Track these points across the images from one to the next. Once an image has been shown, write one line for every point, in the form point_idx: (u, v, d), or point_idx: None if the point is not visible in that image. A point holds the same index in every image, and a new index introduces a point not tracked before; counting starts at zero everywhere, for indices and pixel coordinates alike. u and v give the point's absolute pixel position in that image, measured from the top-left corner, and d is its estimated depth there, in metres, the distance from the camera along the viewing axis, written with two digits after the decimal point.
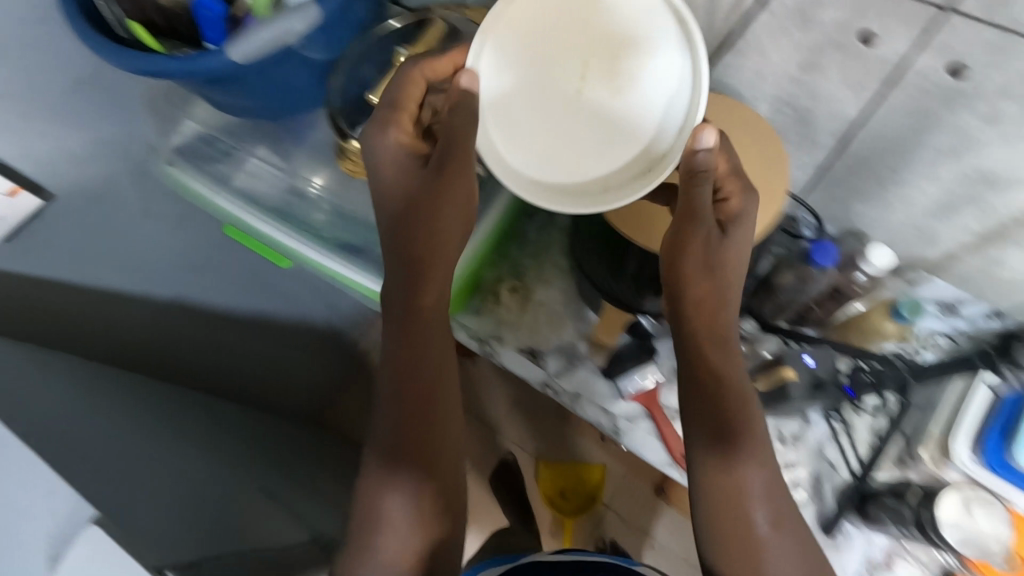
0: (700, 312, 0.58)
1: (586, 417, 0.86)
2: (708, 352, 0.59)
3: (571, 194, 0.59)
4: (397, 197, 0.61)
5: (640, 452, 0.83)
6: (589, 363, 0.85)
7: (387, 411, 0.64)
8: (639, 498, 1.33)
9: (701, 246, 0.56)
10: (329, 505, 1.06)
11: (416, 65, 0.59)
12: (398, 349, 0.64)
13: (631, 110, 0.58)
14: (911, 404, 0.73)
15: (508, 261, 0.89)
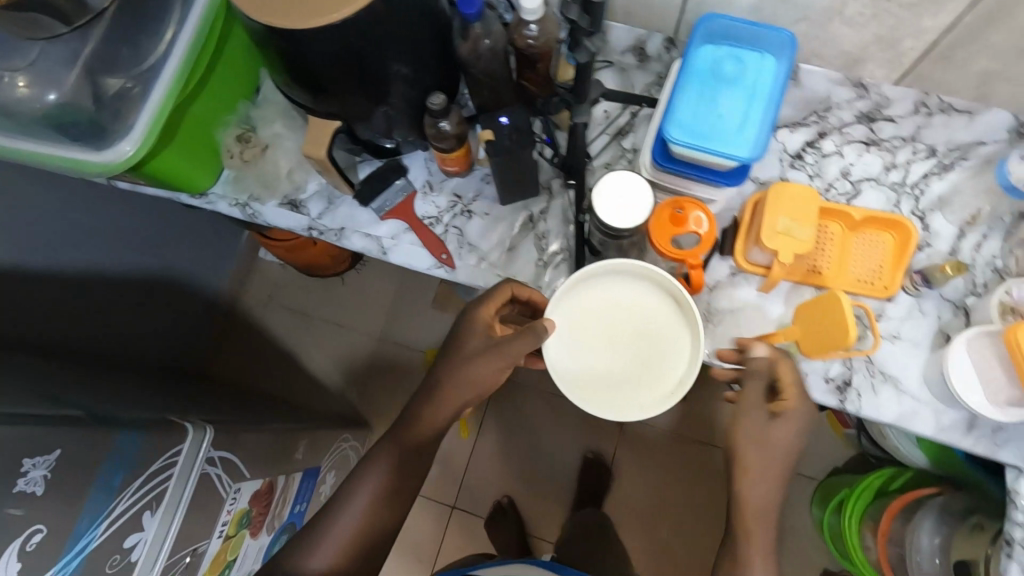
0: (748, 445, 0.71)
1: (354, 249, 0.88)
2: (746, 461, 0.72)
3: (592, 395, 0.71)
4: (462, 357, 0.77)
5: (408, 264, 0.86)
6: (345, 197, 0.88)
7: (377, 470, 0.81)
8: None
9: (750, 420, 0.71)
10: (191, 407, 1.10)
11: (508, 283, 0.76)
12: (410, 425, 0.82)
13: (664, 357, 0.72)
14: (617, 139, 0.83)
15: (240, 116, 0.88)
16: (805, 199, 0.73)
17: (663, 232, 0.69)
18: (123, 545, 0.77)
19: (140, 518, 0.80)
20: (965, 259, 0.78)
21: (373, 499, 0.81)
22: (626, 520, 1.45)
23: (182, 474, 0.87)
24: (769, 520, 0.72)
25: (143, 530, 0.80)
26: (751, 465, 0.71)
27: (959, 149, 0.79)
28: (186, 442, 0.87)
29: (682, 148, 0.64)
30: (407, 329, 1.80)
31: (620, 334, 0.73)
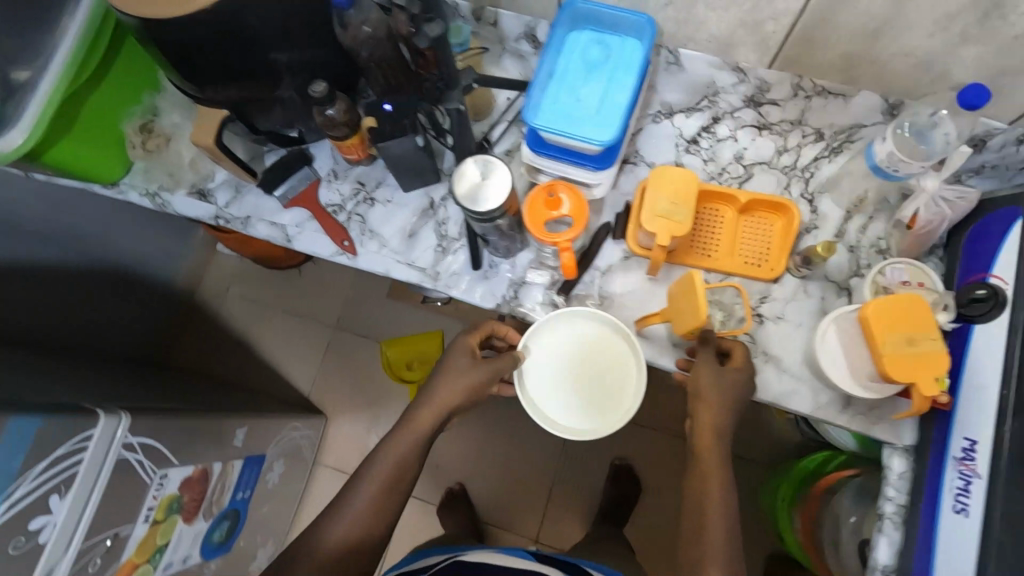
0: (703, 408, 0.72)
1: (260, 237, 0.89)
2: (702, 418, 0.72)
3: (563, 418, 0.78)
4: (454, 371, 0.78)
5: (312, 251, 0.87)
6: (251, 186, 0.90)
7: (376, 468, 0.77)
8: None
9: (709, 377, 0.71)
10: (128, 392, 1.11)
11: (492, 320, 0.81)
12: (409, 427, 0.78)
13: (621, 383, 0.78)
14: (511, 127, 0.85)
15: (146, 107, 0.89)
16: (681, 182, 0.75)
17: (537, 215, 0.69)
18: (28, 527, 0.77)
19: (46, 503, 0.79)
20: (851, 240, 0.79)
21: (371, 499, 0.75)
22: (571, 507, 1.45)
23: (94, 461, 0.86)
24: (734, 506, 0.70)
25: (49, 513, 0.80)
26: (706, 436, 0.72)
27: (844, 131, 0.80)
28: (97, 429, 0.86)
29: (541, 132, 0.65)
30: (362, 321, 1.78)
31: (585, 363, 0.79)
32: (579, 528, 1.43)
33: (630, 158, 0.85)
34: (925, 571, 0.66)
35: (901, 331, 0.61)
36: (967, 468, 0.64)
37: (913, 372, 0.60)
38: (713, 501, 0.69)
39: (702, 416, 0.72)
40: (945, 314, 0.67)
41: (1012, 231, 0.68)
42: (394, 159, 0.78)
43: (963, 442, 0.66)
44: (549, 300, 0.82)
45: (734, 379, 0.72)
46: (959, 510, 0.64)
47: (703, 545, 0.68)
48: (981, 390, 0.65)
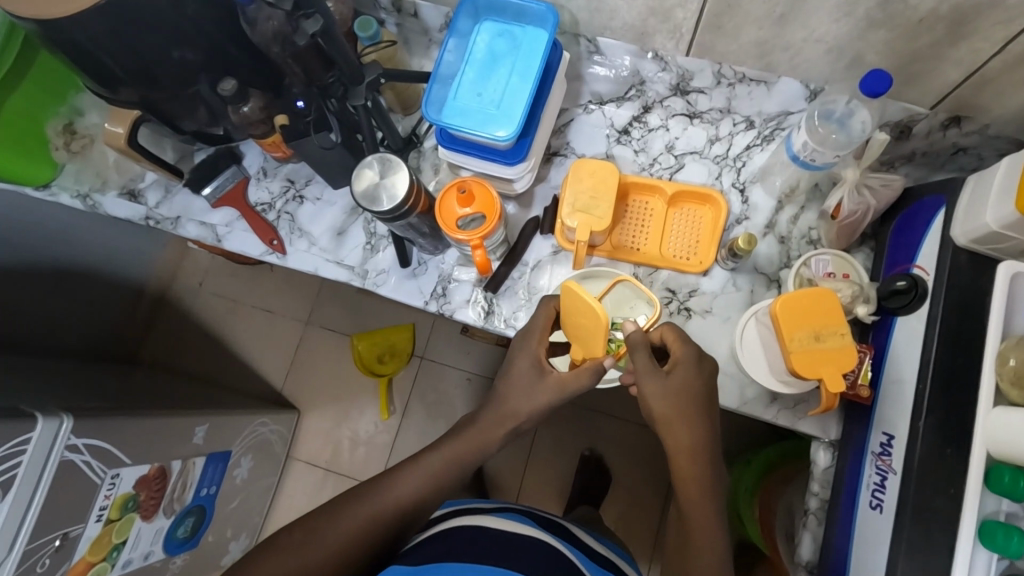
0: (670, 425, 0.64)
1: (191, 238, 0.89)
2: (667, 430, 0.65)
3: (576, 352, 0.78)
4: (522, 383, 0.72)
5: (241, 251, 0.86)
6: (180, 187, 0.89)
7: (417, 464, 0.72)
8: (447, 341, 1.64)
9: (653, 389, 0.64)
10: (84, 393, 1.10)
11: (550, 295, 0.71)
12: (477, 429, 0.74)
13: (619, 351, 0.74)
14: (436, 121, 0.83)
15: (68, 105, 0.88)
16: (599, 174, 0.74)
17: (447, 216, 0.69)
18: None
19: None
20: (782, 231, 0.78)
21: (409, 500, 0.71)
22: (547, 497, 1.41)
23: (36, 461, 0.84)
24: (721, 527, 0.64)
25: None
26: (683, 451, 0.65)
27: (774, 119, 0.77)
28: (38, 430, 0.84)
29: (442, 127, 0.65)
30: (332, 314, 1.69)
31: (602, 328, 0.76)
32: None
33: (560, 150, 0.83)
34: (845, 564, 0.66)
35: (807, 328, 0.60)
36: (884, 463, 0.63)
37: (819, 368, 0.59)
38: (694, 522, 0.64)
39: (673, 434, 0.65)
40: (864, 306, 0.68)
41: (936, 220, 0.65)
42: (311, 158, 0.76)
43: (881, 437, 0.64)
44: (476, 298, 0.80)
45: (686, 384, 0.64)
46: (875, 506, 0.63)
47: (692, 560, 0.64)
48: (898, 383, 0.64)
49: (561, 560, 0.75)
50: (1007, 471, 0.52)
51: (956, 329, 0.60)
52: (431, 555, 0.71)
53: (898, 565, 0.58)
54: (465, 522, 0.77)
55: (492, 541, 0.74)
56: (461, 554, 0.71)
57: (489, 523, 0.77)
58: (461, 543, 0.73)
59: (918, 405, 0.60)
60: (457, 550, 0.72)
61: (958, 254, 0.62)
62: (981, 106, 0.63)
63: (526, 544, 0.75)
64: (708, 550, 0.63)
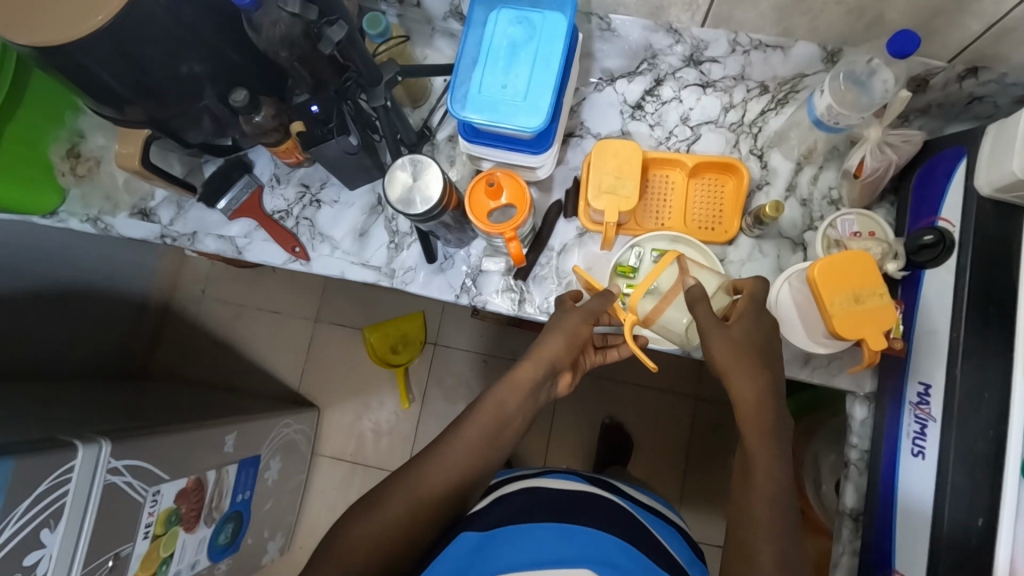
0: (733, 372, 0.64)
1: (210, 252, 0.88)
2: (731, 379, 0.64)
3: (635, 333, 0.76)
4: (542, 359, 0.74)
5: (264, 260, 0.85)
6: (193, 202, 0.87)
7: (462, 427, 0.72)
8: (459, 324, 1.65)
9: (719, 340, 0.64)
10: (105, 410, 1.10)
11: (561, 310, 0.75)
12: (510, 384, 0.74)
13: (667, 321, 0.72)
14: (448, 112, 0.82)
15: (65, 128, 0.86)
16: (623, 153, 0.74)
17: (477, 205, 0.69)
18: (22, 563, 0.75)
19: (37, 538, 0.77)
20: (803, 193, 0.78)
21: (441, 488, 0.69)
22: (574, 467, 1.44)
23: (82, 488, 0.84)
24: (787, 490, 0.60)
25: (43, 547, 0.78)
26: (750, 400, 0.63)
27: (788, 83, 0.77)
28: (79, 457, 0.83)
29: (468, 121, 0.64)
30: (341, 308, 1.69)
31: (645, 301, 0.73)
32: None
33: (575, 130, 0.83)
34: (888, 506, 0.68)
35: (847, 290, 0.61)
36: (922, 412, 0.66)
37: (861, 328, 0.61)
38: (755, 483, 0.60)
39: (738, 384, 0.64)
40: (894, 263, 0.69)
41: (958, 170, 0.67)
42: (331, 163, 0.75)
43: (918, 387, 0.66)
44: (507, 287, 0.81)
45: (748, 341, 0.64)
46: (916, 453, 0.66)
47: (746, 512, 0.59)
48: (932, 334, 0.66)
49: (614, 511, 0.77)
50: None
51: (985, 277, 0.63)
52: (501, 517, 0.73)
53: (944, 506, 0.61)
54: (524, 486, 0.80)
55: (554, 506, 0.75)
56: (525, 519, 0.73)
57: (544, 484, 0.80)
58: (519, 504, 0.76)
59: (953, 354, 0.62)
60: (526, 512, 0.74)
61: (983, 204, 0.64)
62: (1000, 56, 0.63)
63: (581, 500, 0.78)
64: (767, 511, 0.59)
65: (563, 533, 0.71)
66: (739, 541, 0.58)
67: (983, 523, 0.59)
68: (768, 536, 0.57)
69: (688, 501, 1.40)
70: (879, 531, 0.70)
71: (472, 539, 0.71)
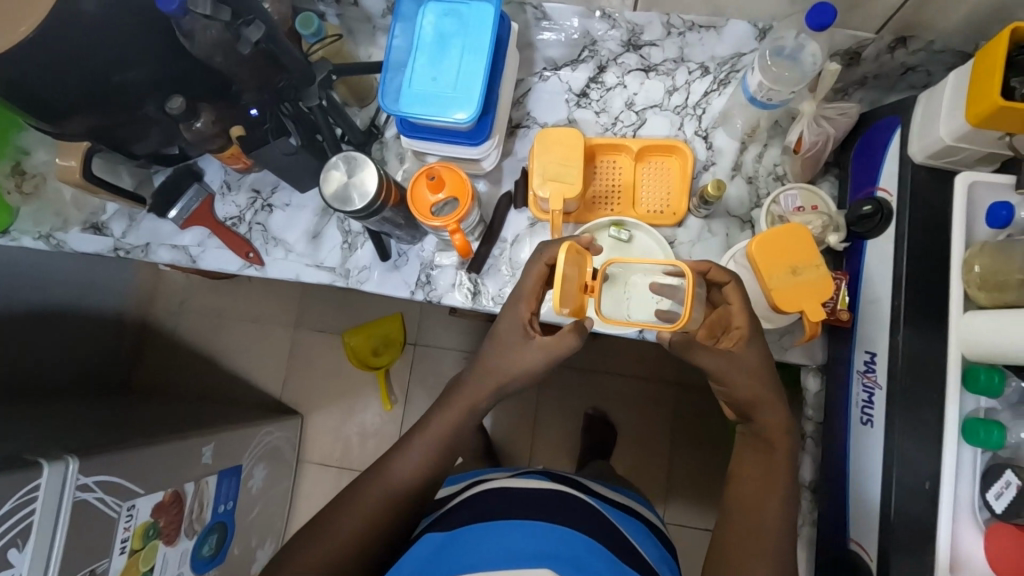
0: (760, 406, 0.63)
1: (166, 262, 0.88)
2: (765, 410, 0.64)
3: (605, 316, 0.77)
4: (491, 375, 0.71)
5: (219, 267, 0.85)
6: (145, 213, 0.87)
7: (418, 438, 0.71)
8: (438, 323, 1.65)
9: (739, 376, 0.62)
10: (80, 428, 1.09)
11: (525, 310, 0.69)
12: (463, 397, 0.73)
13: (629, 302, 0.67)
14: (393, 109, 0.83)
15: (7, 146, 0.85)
16: (567, 141, 0.74)
17: (419, 199, 0.68)
18: None
19: (5, 557, 0.76)
20: (749, 171, 0.79)
21: (413, 479, 0.70)
22: (559, 459, 1.44)
23: (49, 505, 0.83)
24: (790, 507, 0.63)
25: (11, 567, 0.78)
26: (780, 430, 0.64)
27: (727, 62, 0.78)
28: (44, 475, 0.83)
29: (402, 116, 0.64)
30: (319, 314, 1.69)
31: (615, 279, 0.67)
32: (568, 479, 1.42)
33: (522, 122, 0.83)
34: (841, 475, 0.69)
35: (785, 263, 0.62)
36: (869, 380, 0.66)
37: (800, 300, 0.62)
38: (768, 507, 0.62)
39: (765, 413, 0.64)
40: (836, 235, 0.70)
41: (893, 139, 0.68)
42: (276, 165, 0.75)
43: (865, 356, 0.67)
44: (462, 279, 0.81)
45: (758, 364, 0.63)
46: (865, 421, 0.66)
47: (757, 531, 0.61)
48: (874, 303, 0.67)
49: (581, 508, 0.77)
50: (983, 370, 0.56)
51: (923, 243, 0.63)
52: (473, 515, 0.74)
53: (893, 472, 0.61)
54: (501, 486, 0.79)
55: (528, 505, 0.75)
56: (499, 516, 0.73)
57: (518, 484, 0.79)
58: (494, 501, 0.76)
59: (895, 320, 0.63)
60: (500, 511, 0.74)
61: (918, 171, 0.65)
62: (926, 23, 0.64)
63: (549, 497, 0.78)
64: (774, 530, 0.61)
65: (531, 534, 0.70)
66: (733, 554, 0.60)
67: (929, 486, 0.59)
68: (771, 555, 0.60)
69: (673, 486, 1.40)
70: (833, 501, 0.70)
71: (438, 540, 0.72)
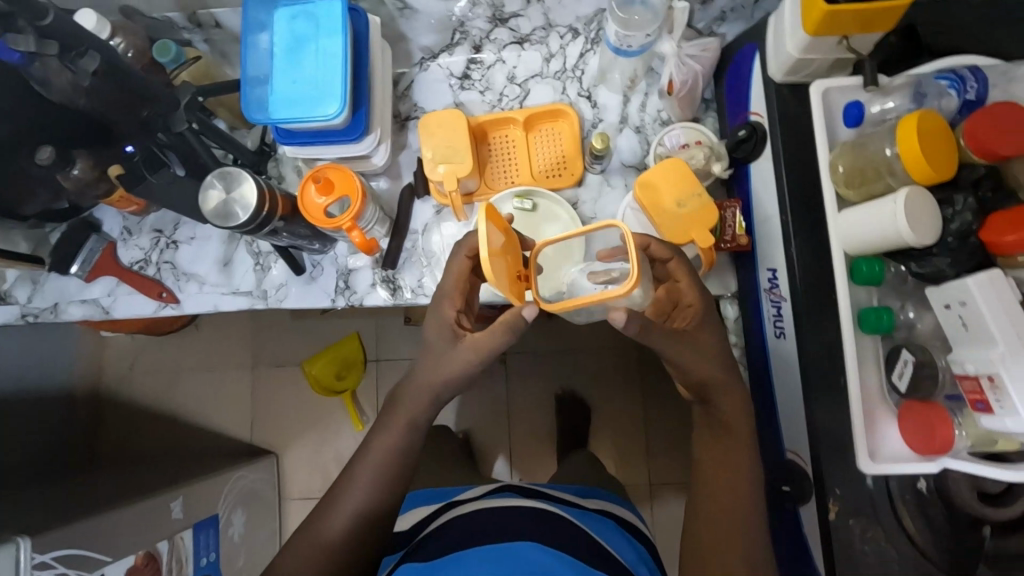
0: (720, 393, 0.63)
1: (80, 319, 0.86)
2: (723, 398, 0.63)
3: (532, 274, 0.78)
4: (423, 390, 0.70)
5: (134, 313, 0.84)
6: (48, 274, 0.84)
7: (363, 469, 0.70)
8: (396, 335, 1.64)
9: (697, 364, 0.62)
10: (34, 508, 1.05)
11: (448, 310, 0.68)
12: (401, 412, 0.71)
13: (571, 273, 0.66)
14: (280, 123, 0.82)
15: None
16: (451, 122, 0.75)
17: (308, 206, 0.68)
18: None
19: None
20: (636, 121, 0.81)
21: (362, 504, 0.69)
22: (538, 445, 1.44)
23: None
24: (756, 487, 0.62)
25: None
26: (738, 415, 0.64)
27: (592, 19, 0.80)
28: None
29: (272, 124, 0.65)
30: (274, 349, 1.66)
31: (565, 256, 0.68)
32: (549, 462, 1.42)
33: (410, 114, 0.84)
34: (770, 390, 0.71)
35: (666, 196, 0.64)
36: (775, 295, 0.68)
37: (689, 229, 0.64)
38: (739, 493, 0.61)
39: (725, 401, 0.64)
40: (719, 164, 0.72)
41: (754, 64, 0.70)
42: (162, 198, 0.76)
43: (768, 273, 0.69)
44: (379, 278, 0.81)
45: (710, 350, 0.63)
46: (779, 335, 0.68)
47: (731, 520, 0.60)
48: (767, 222, 0.69)
49: (548, 516, 0.75)
50: (864, 262, 0.59)
51: (797, 155, 0.66)
52: (448, 543, 0.72)
53: (811, 378, 0.63)
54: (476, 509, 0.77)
55: (501, 527, 0.72)
56: (474, 543, 0.70)
57: (492, 504, 0.77)
58: (467, 529, 0.73)
59: (786, 234, 0.65)
60: (471, 534, 0.72)
61: (780, 89, 0.67)
62: None
63: (515, 509, 0.75)
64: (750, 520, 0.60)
65: (502, 554, 0.67)
66: (707, 544, 0.60)
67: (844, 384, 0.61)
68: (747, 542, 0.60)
69: (653, 449, 1.41)
70: (769, 419, 0.72)
71: (416, 571, 0.69)
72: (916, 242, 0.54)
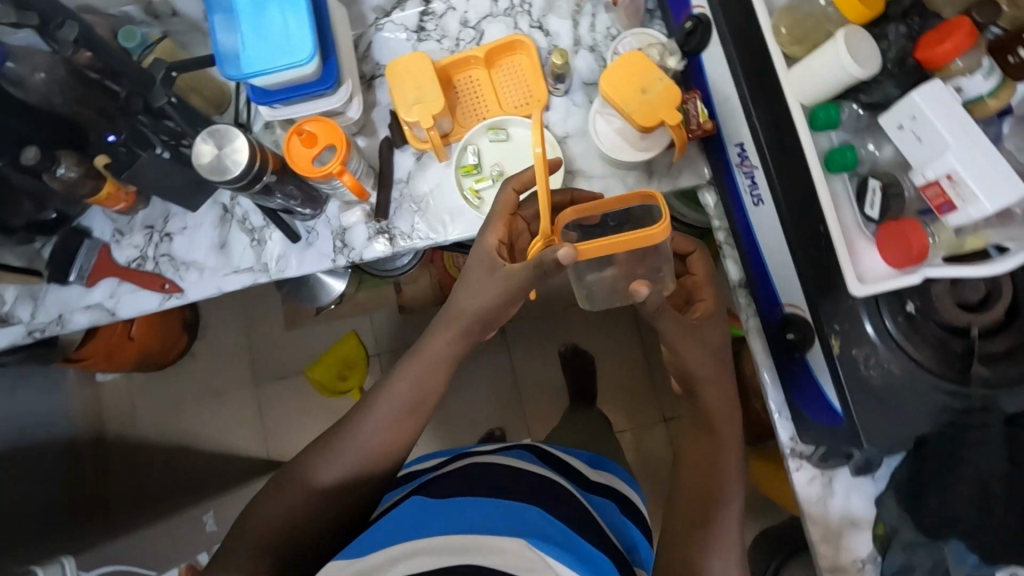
0: (708, 390, 0.68)
1: (85, 327, 0.86)
2: (709, 394, 0.68)
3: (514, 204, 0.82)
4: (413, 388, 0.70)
5: (139, 310, 0.85)
6: (46, 287, 0.85)
7: (355, 426, 0.69)
8: (393, 326, 1.65)
9: (692, 359, 0.67)
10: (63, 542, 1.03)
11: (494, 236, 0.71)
12: (401, 376, 0.71)
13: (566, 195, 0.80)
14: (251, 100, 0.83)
15: None
16: (417, 66, 0.78)
17: (298, 157, 0.71)
18: None
19: None
20: (589, 42, 0.85)
21: (352, 466, 0.68)
22: (552, 406, 1.42)
23: None
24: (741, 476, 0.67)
25: None
26: (720, 410, 0.68)
27: None
28: None
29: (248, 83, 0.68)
30: (275, 362, 1.66)
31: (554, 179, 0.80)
32: (565, 416, 1.43)
33: (375, 73, 0.87)
34: (760, 258, 0.76)
35: (633, 86, 0.70)
36: (747, 167, 0.73)
37: (658, 112, 0.70)
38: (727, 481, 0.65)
39: (711, 393, 0.68)
40: (673, 57, 0.77)
41: None
42: (152, 185, 0.76)
43: (737, 149, 0.74)
44: (373, 230, 0.84)
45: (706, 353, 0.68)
46: (758, 203, 0.73)
47: (712, 502, 0.64)
48: (727, 102, 0.74)
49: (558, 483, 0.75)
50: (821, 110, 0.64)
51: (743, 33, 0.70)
52: (444, 492, 0.69)
53: (795, 232, 0.68)
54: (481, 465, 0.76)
55: (504, 490, 0.70)
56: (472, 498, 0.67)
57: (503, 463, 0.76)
58: (466, 485, 0.71)
59: (747, 106, 0.69)
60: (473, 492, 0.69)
61: None
62: None
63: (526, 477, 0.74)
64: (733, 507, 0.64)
65: (501, 512, 0.65)
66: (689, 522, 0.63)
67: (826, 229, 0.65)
68: (722, 519, 0.63)
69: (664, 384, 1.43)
70: (765, 288, 0.77)
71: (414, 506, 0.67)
72: (861, 74, 0.60)
